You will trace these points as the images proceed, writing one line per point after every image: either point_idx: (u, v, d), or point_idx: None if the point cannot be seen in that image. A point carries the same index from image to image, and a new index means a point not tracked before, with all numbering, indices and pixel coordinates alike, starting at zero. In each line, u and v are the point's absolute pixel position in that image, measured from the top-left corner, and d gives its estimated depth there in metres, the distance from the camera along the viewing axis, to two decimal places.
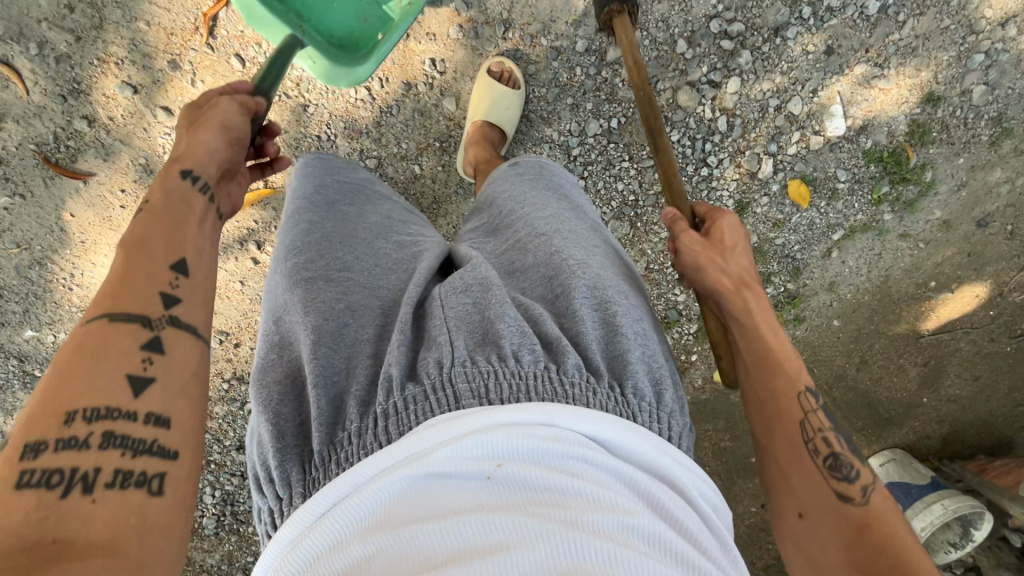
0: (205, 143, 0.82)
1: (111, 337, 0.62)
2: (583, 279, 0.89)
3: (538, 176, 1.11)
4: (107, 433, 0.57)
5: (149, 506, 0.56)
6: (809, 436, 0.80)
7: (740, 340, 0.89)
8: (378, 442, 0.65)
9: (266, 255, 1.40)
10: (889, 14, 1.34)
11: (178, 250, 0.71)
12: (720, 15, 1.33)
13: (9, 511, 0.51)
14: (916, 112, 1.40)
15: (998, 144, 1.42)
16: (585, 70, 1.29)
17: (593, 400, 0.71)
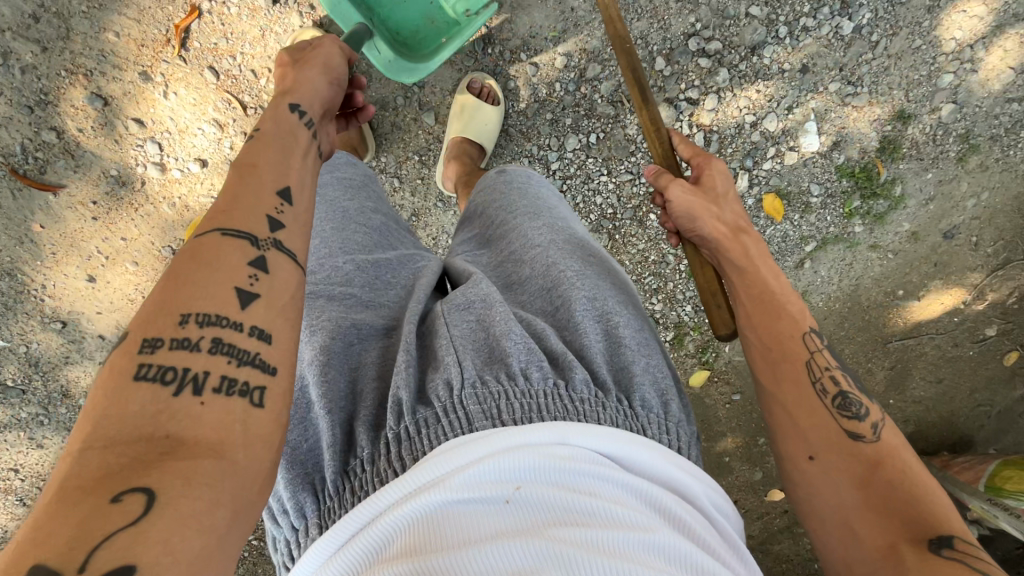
0: (312, 84, 0.88)
1: (221, 247, 0.61)
2: (584, 290, 0.84)
3: (527, 184, 1.07)
4: (216, 340, 0.55)
5: (251, 416, 0.53)
6: (816, 376, 0.75)
7: (740, 285, 0.85)
8: (392, 471, 0.61)
9: None
10: (863, 34, 1.37)
11: (281, 175, 0.71)
12: (698, 33, 1.35)
13: (126, 399, 0.50)
14: (887, 128, 1.43)
15: (965, 160, 1.45)
16: (564, 86, 1.29)
17: (605, 418, 0.67)
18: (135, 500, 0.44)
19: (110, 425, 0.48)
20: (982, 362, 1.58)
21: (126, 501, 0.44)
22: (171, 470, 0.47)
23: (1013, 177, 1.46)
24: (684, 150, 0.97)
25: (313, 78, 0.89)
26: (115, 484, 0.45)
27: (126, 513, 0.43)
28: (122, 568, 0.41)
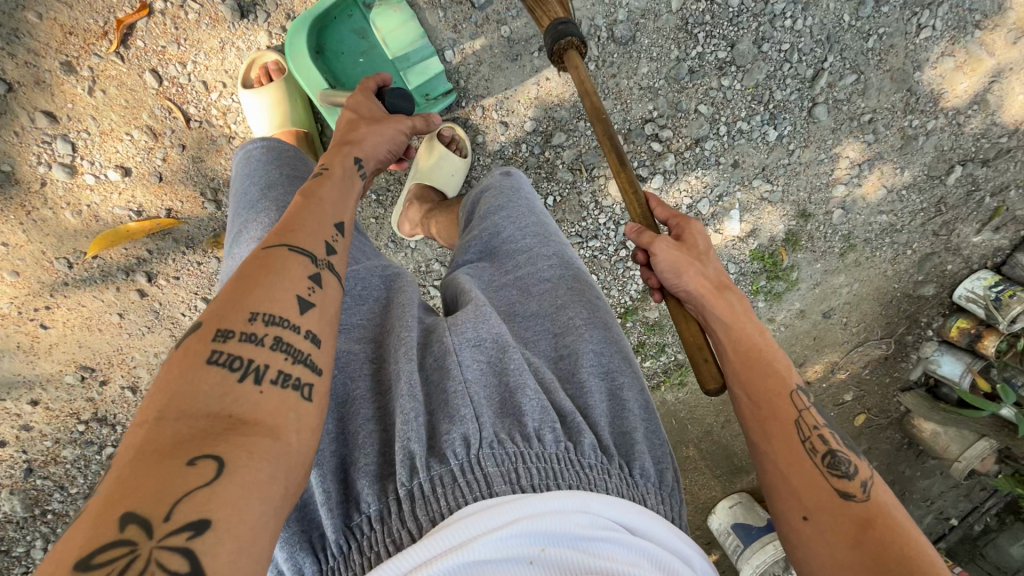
0: (375, 141, 0.97)
1: (284, 260, 0.68)
2: (590, 343, 0.86)
3: (528, 205, 1.09)
4: (276, 338, 0.62)
5: (302, 408, 0.59)
6: (806, 434, 0.76)
7: (727, 341, 0.84)
8: (406, 532, 0.59)
9: (157, 289, 1.22)
10: (782, 143, 1.54)
11: (340, 209, 0.82)
12: (654, 120, 1.46)
13: (200, 379, 0.56)
14: (791, 223, 1.64)
15: (845, 256, 1.69)
16: (530, 148, 1.34)
17: (611, 487, 0.67)
18: (208, 464, 0.48)
19: (184, 402, 0.53)
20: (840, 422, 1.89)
21: (200, 464, 0.48)
22: (238, 442, 0.51)
23: (877, 272, 1.73)
24: (661, 212, 0.98)
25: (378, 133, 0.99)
26: (189, 450, 0.49)
27: (201, 475, 0.48)
28: (199, 522, 0.45)
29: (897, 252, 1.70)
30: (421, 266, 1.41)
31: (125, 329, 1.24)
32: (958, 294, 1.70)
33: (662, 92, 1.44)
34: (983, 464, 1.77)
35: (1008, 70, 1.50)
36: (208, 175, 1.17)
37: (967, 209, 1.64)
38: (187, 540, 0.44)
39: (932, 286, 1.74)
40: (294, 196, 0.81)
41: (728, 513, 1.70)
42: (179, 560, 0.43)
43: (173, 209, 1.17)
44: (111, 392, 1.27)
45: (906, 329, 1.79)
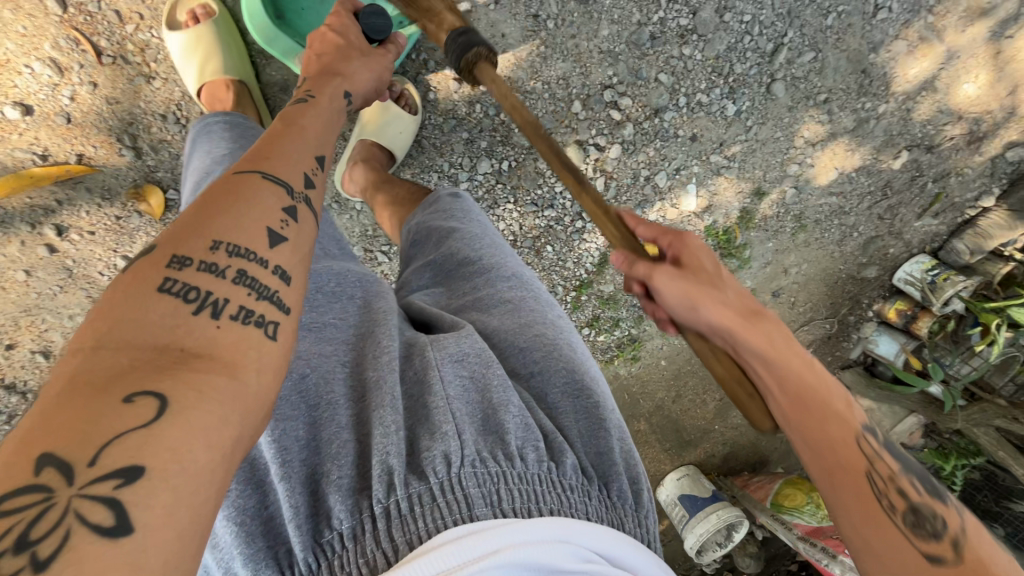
0: (363, 74, 0.95)
1: (254, 188, 0.62)
2: (561, 361, 0.82)
3: (480, 226, 1.06)
4: (239, 271, 0.55)
5: (265, 347, 0.53)
6: (882, 490, 0.62)
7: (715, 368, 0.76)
8: (381, 554, 0.57)
9: (69, 244, 1.11)
10: (741, 118, 1.53)
11: (322, 144, 0.77)
12: (613, 87, 1.40)
13: (148, 308, 0.50)
14: (746, 200, 1.65)
15: (796, 236, 1.72)
16: (484, 108, 1.29)
17: (591, 511, 0.65)
18: (147, 405, 0.43)
19: (130, 331, 0.48)
20: None
21: (138, 404, 0.43)
22: (186, 381, 0.46)
23: (824, 253, 1.77)
24: (646, 231, 0.84)
25: (368, 68, 0.96)
26: (129, 384, 0.44)
27: (137, 416, 0.43)
28: (130, 469, 0.41)
29: (845, 233, 1.74)
30: (368, 229, 1.35)
31: (32, 288, 1.13)
32: (897, 277, 1.78)
33: (622, 57, 1.37)
34: (910, 438, 1.87)
35: (957, 58, 1.54)
36: (125, 118, 1.06)
37: (910, 194, 1.70)
38: (113, 490, 0.40)
39: (874, 268, 1.81)
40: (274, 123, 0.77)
41: (675, 484, 1.74)
42: (102, 512, 0.39)
43: (83, 154, 1.06)
44: (20, 357, 1.17)
45: (848, 309, 1.87)
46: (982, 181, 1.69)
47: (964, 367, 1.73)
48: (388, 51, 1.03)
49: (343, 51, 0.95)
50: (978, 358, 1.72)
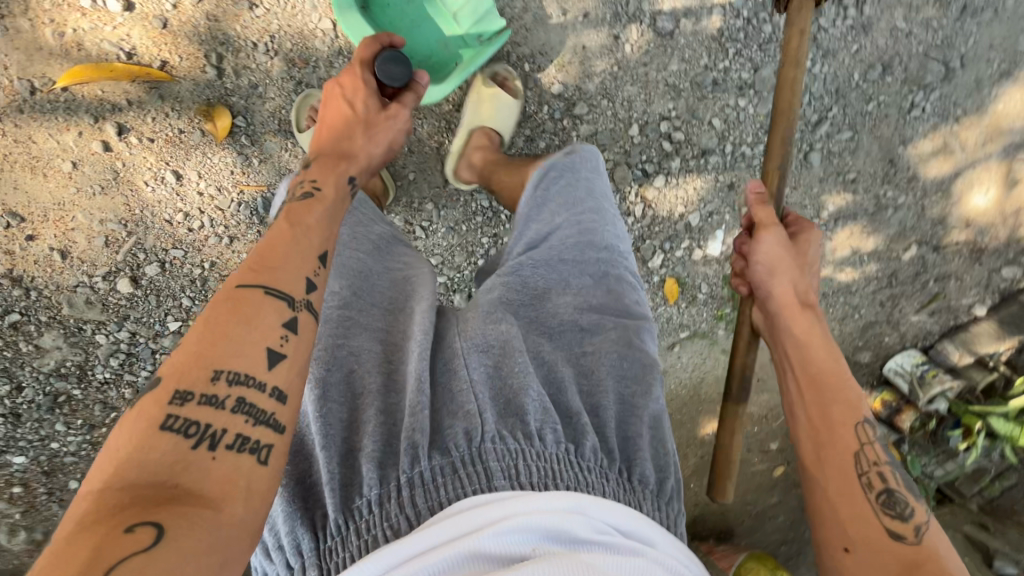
0: (371, 150, 1.01)
1: (260, 306, 0.70)
2: (613, 344, 0.92)
3: (589, 186, 1.09)
4: (239, 399, 0.64)
5: (253, 472, 0.61)
6: (865, 471, 0.78)
7: (824, 368, 0.88)
8: (404, 518, 0.65)
9: (124, 146, 1.12)
10: None
11: (326, 238, 0.84)
12: (670, 120, 1.42)
13: (151, 448, 0.59)
14: None
15: None
16: (550, 111, 1.38)
17: (608, 491, 0.71)
18: (145, 531, 0.51)
19: (133, 471, 0.56)
20: (761, 470, 1.83)
21: (137, 532, 0.51)
22: (177, 510, 0.54)
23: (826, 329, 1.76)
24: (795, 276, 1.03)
25: (375, 140, 1.03)
26: (130, 515, 0.52)
27: (138, 541, 0.51)
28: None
29: (846, 313, 1.74)
30: (414, 203, 1.38)
31: (73, 181, 1.13)
32: (888, 366, 1.77)
33: (684, 94, 1.40)
34: None
35: (972, 167, 1.63)
36: (219, 38, 1.10)
37: (913, 288, 1.73)
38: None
39: (868, 352, 1.79)
40: (279, 220, 0.83)
41: None
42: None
43: (168, 61, 1.09)
44: (37, 251, 1.16)
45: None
46: (976, 291, 1.75)
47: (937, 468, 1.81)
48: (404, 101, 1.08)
49: (349, 124, 1.01)
50: (952, 460, 1.80)
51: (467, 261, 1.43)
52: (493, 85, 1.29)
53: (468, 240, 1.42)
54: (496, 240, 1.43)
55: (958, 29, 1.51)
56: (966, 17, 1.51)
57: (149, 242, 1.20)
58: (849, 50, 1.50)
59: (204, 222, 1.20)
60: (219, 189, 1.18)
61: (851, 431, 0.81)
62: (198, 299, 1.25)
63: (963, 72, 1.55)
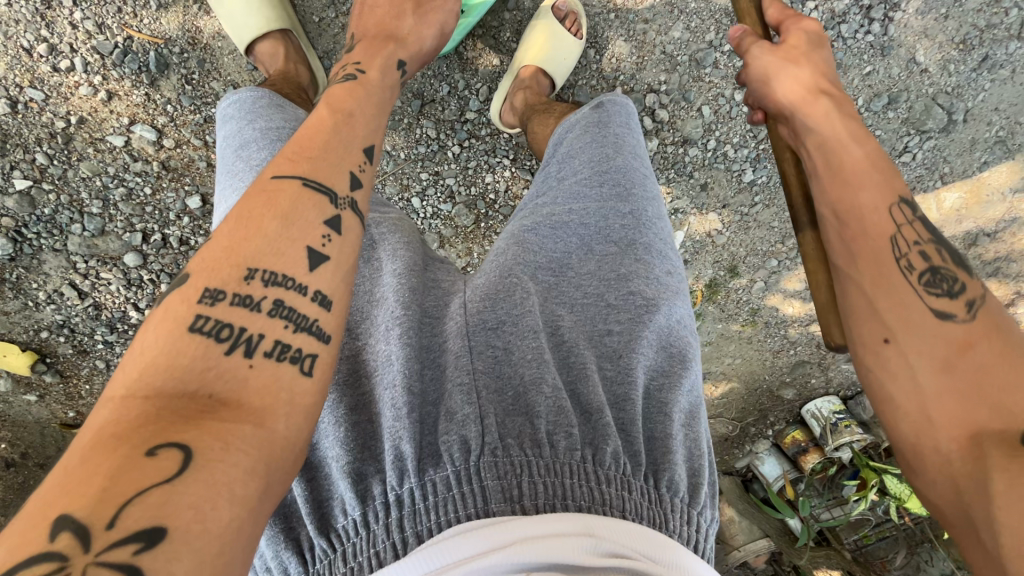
0: (421, 34, 0.86)
1: (298, 202, 0.54)
2: (656, 326, 0.69)
3: (617, 142, 0.84)
4: (277, 302, 0.50)
5: (299, 384, 0.48)
6: (902, 250, 0.62)
7: (854, 153, 0.67)
8: (390, 546, 0.51)
9: None
10: (752, 189, 1.38)
11: (373, 128, 0.66)
12: (658, 94, 1.27)
13: (178, 351, 0.45)
14: (719, 272, 1.49)
15: (746, 328, 1.57)
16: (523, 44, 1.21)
17: (628, 508, 0.54)
18: (171, 457, 0.39)
19: (161, 376, 0.43)
20: None
21: (160, 458, 0.39)
22: (211, 429, 0.41)
23: (758, 356, 1.62)
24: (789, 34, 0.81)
25: (426, 24, 0.87)
26: (150, 436, 0.40)
27: (160, 471, 0.38)
28: (152, 531, 0.36)
29: (784, 346, 1.61)
30: None
31: None
32: (806, 407, 1.66)
33: (680, 68, 1.25)
34: None
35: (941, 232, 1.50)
36: None
37: None
38: (133, 555, 0.35)
39: (791, 391, 1.68)
40: (320, 105, 0.66)
41: None
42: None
43: None
44: None
45: (754, 419, 1.71)
46: None
47: (825, 513, 1.66)
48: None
49: (396, 5, 0.86)
50: (840, 508, 1.65)
51: (396, 195, 1.25)
52: (547, 19, 1.16)
53: (402, 172, 1.24)
54: (435, 179, 1.25)
55: (972, 79, 1.34)
56: (983, 70, 1.33)
57: None
58: (861, 71, 1.34)
59: (76, 64, 1.01)
60: (100, 26, 1.00)
61: (885, 214, 0.63)
62: (56, 160, 1.06)
63: (962, 129, 1.39)
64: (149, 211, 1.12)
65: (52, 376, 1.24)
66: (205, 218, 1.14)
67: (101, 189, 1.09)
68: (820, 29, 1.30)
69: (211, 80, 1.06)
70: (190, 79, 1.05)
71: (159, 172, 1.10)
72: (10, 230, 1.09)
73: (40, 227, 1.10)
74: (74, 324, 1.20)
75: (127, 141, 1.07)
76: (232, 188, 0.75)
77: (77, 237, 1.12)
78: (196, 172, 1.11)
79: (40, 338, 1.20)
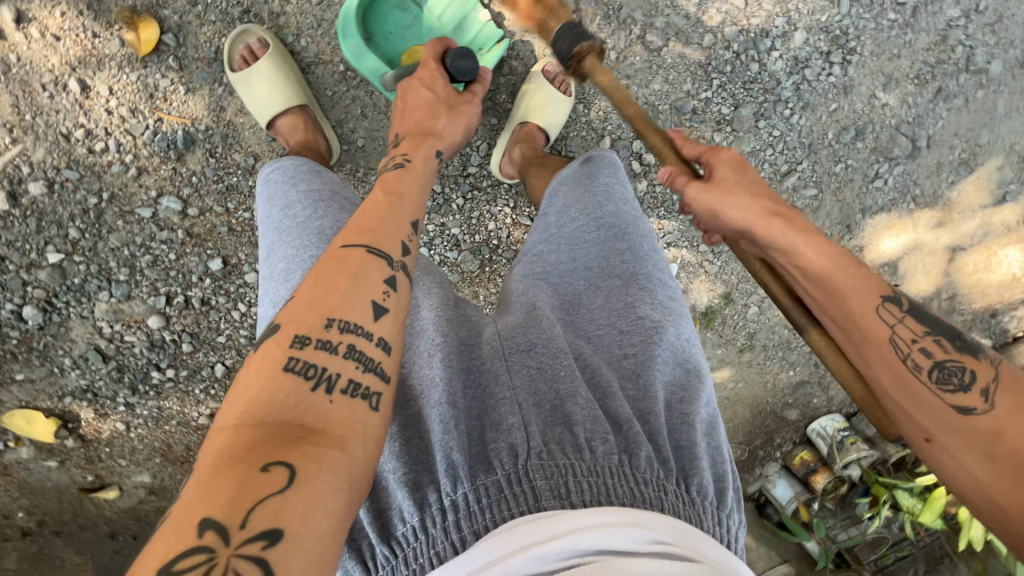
0: (454, 129, 0.92)
1: (365, 262, 0.61)
2: (667, 348, 0.75)
3: (607, 191, 0.92)
4: (350, 346, 0.56)
5: (370, 419, 0.53)
6: (904, 352, 0.67)
7: (823, 267, 0.72)
8: (449, 544, 0.55)
9: (21, 37, 1.02)
10: None
11: (420, 204, 0.74)
12: (643, 140, 1.38)
13: (274, 387, 0.51)
14: (714, 300, 1.56)
15: (745, 353, 1.62)
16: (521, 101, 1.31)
17: (666, 506, 0.58)
18: (280, 472, 0.45)
19: (263, 408, 0.49)
20: None
21: (272, 472, 0.44)
22: (308, 451, 0.47)
23: (760, 378, 1.67)
24: (689, 148, 0.89)
25: (457, 121, 0.93)
26: (263, 455, 0.45)
27: (273, 483, 0.44)
28: (272, 532, 0.42)
29: (783, 368, 1.66)
30: (359, 171, 1.19)
31: None
32: (811, 427, 1.70)
33: (661, 116, 1.37)
34: None
35: (920, 248, 1.56)
36: None
37: None
38: (261, 551, 0.41)
39: (795, 411, 1.72)
40: (376, 185, 0.74)
41: None
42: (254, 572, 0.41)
43: None
44: None
45: (761, 442, 1.74)
46: None
47: (841, 534, 1.66)
48: (473, 93, 0.99)
49: (431, 107, 0.92)
50: (856, 527, 1.66)
51: None
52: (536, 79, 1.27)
53: None
54: (441, 230, 1.32)
55: (930, 109, 1.45)
56: (939, 101, 1.45)
57: (38, 157, 1.08)
58: (828, 108, 1.45)
59: (110, 145, 1.09)
60: (133, 111, 1.08)
61: (875, 318, 0.69)
62: (88, 233, 1.13)
63: (927, 154, 1.49)
64: (174, 275, 1.19)
65: (75, 440, 1.26)
66: (226, 278, 1.20)
67: (129, 257, 1.16)
68: (786, 74, 1.42)
69: (233, 152, 1.14)
70: (215, 152, 1.13)
71: (183, 239, 1.17)
72: (41, 300, 1.15)
73: (69, 296, 1.16)
74: (98, 388, 1.23)
75: (154, 211, 1.14)
76: (280, 243, 0.83)
77: (104, 303, 1.17)
78: (218, 238, 1.18)
79: (63, 404, 1.23)
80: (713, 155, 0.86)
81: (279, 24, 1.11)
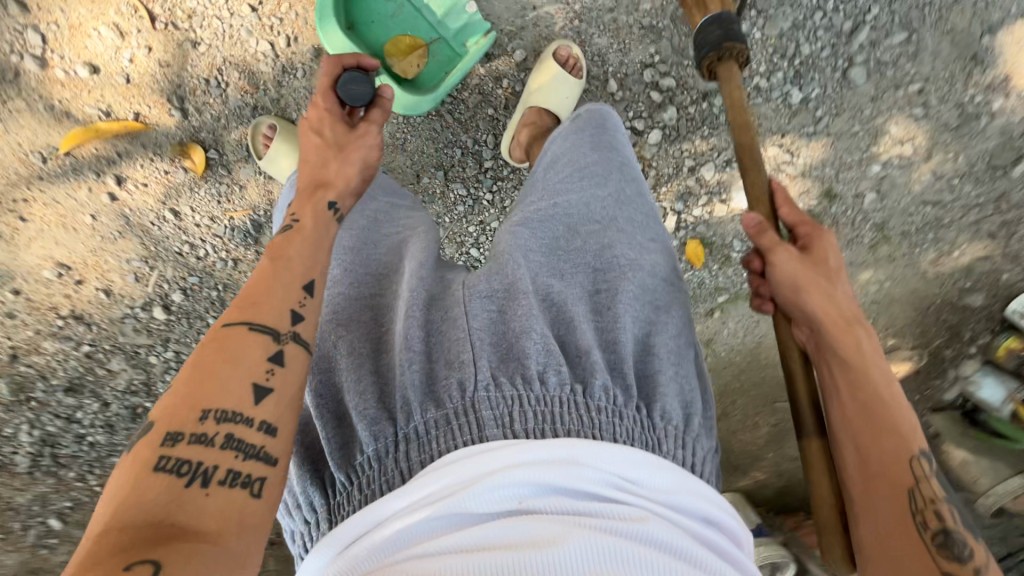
0: (346, 172, 0.91)
1: (243, 345, 0.67)
2: (633, 283, 0.79)
3: (593, 147, 0.90)
4: (228, 436, 0.62)
5: (249, 506, 0.60)
6: (919, 507, 0.69)
7: (885, 398, 0.74)
8: (399, 472, 0.64)
9: (126, 193, 1.29)
10: (809, 106, 1.26)
11: (315, 270, 0.79)
12: (655, 66, 1.25)
13: (144, 487, 0.57)
14: (812, 205, 1.34)
15: (876, 249, 1.36)
16: (511, 84, 1.29)
17: (620, 433, 0.66)
18: (143, 568, 0.50)
19: (129, 513, 0.55)
20: None
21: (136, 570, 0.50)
22: (176, 547, 0.53)
23: (911, 271, 1.38)
24: (789, 215, 0.87)
25: (349, 161, 0.92)
26: (130, 555, 0.51)
27: None
28: None
29: (938, 250, 1.35)
30: None
31: (98, 231, 1.31)
32: (1012, 307, 1.34)
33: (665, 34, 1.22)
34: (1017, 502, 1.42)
35: None
36: (174, 82, 1.22)
37: None
38: None
39: (979, 293, 1.37)
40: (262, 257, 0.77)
41: None
42: None
43: (141, 113, 1.23)
44: (87, 293, 1.35)
45: (946, 340, 1.43)
46: None
47: None
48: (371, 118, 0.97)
49: (320, 152, 0.91)
50: None
51: (457, 253, 1.42)
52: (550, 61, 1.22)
53: (454, 233, 1.40)
54: (482, 227, 1.39)
55: None
56: None
57: (169, 273, 1.38)
58: None
59: (209, 248, 1.37)
60: (213, 219, 1.34)
61: (907, 469, 0.70)
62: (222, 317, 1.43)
63: None
64: None
65: None
66: None
67: None
68: None
69: None
70: None
71: None
72: None
73: None
74: None
75: None
76: None
77: None
78: None
79: None
80: (812, 235, 0.86)
81: (282, 107, 1.28)
